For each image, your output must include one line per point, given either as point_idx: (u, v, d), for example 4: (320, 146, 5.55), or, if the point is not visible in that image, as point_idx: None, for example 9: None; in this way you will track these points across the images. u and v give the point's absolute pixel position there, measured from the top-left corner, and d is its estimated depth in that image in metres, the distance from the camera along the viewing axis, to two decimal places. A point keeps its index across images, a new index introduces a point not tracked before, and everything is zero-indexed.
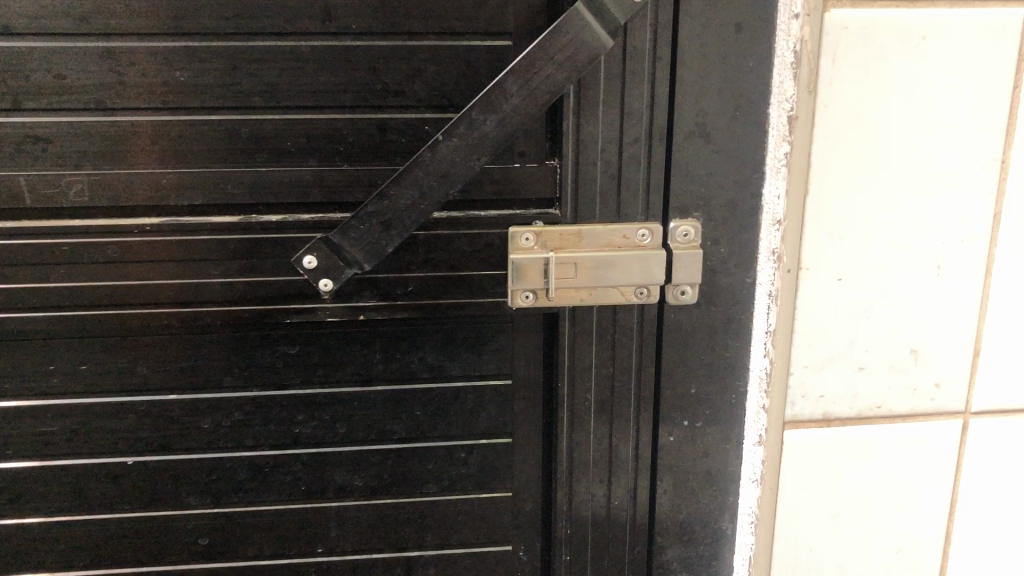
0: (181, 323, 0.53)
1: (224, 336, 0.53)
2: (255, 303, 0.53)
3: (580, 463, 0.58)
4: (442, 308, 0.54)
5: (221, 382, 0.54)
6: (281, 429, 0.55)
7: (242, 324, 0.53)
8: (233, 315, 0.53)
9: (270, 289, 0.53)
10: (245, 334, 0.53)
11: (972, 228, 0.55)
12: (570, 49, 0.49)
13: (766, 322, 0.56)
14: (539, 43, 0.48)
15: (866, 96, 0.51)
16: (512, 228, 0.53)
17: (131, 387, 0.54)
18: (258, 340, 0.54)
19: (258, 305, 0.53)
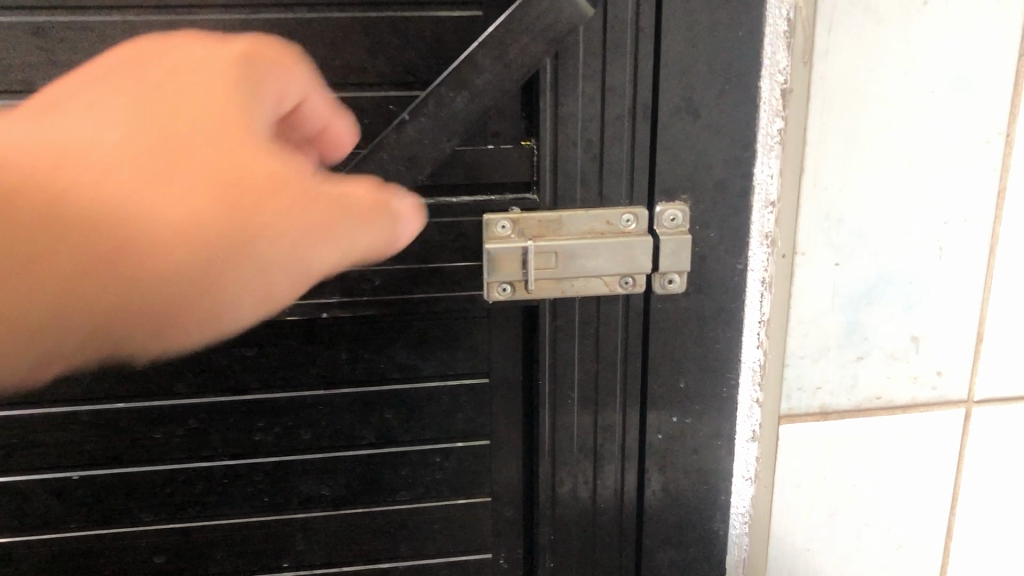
0: None
1: None
2: None
3: (563, 465, 0.54)
4: (413, 304, 0.50)
5: (173, 388, 0.50)
6: (242, 436, 0.51)
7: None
8: None
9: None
10: None
11: (975, 206, 0.51)
12: (548, 18, 0.44)
13: (760, 310, 0.53)
14: (513, 10, 0.44)
15: (865, 66, 0.48)
16: (487, 215, 0.49)
17: (73, 396, 0.49)
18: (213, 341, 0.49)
19: None
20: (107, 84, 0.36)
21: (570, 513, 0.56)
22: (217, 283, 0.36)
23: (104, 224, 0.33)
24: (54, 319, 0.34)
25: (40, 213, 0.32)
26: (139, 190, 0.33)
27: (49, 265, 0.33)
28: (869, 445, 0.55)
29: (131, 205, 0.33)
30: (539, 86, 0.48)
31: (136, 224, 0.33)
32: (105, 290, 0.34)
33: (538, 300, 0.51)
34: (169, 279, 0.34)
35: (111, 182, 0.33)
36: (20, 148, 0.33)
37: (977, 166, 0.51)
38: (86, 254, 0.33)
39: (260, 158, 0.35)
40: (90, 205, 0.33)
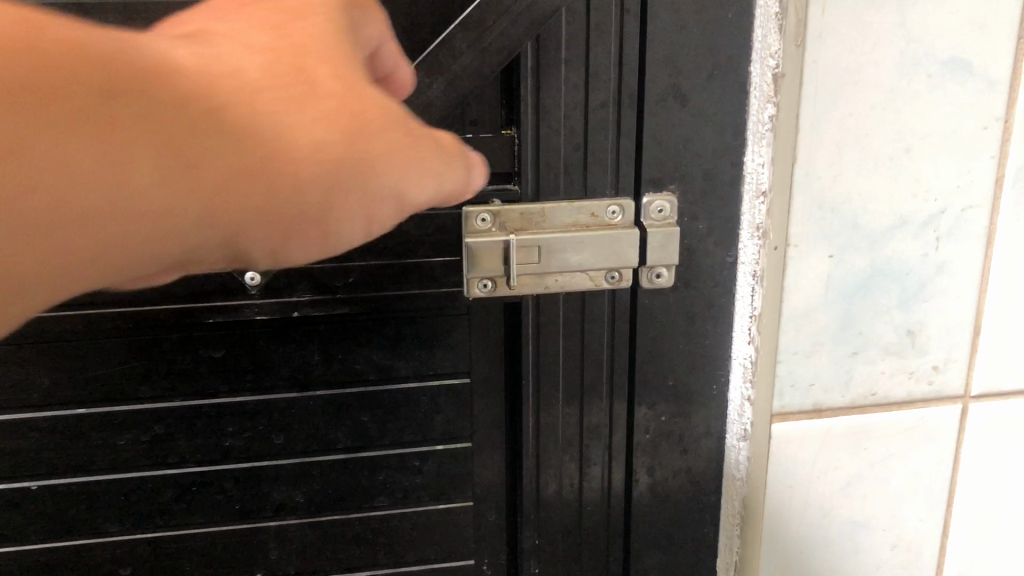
0: (87, 326, 0.46)
1: (138, 340, 0.46)
2: (171, 302, 0.46)
3: (548, 467, 0.52)
4: (389, 301, 0.48)
5: (138, 393, 0.47)
6: (210, 442, 0.49)
7: (157, 326, 0.46)
8: (147, 316, 0.46)
9: (188, 285, 0.46)
10: (163, 336, 0.47)
11: (974, 194, 0.50)
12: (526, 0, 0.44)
13: (750, 304, 0.51)
14: None
15: (860, 49, 0.46)
16: (466, 208, 0.47)
17: (31, 403, 0.47)
18: (177, 342, 0.47)
19: (176, 304, 0.46)
20: (238, 16, 0.32)
21: (556, 516, 0.54)
22: (340, 196, 0.31)
23: (247, 128, 0.28)
24: (156, 248, 0.28)
25: (170, 110, 0.26)
26: (274, 92, 0.29)
27: (198, 181, 0.27)
28: (863, 443, 0.53)
29: (273, 114, 0.29)
30: (520, 71, 0.45)
31: (256, 131, 0.28)
32: (246, 204, 0.29)
33: (521, 297, 0.49)
34: (302, 192, 0.30)
35: (251, 85, 0.29)
36: (103, 33, 0.26)
37: (975, 153, 0.49)
38: (227, 167, 0.28)
39: (357, 83, 0.32)
40: (214, 98, 0.28)
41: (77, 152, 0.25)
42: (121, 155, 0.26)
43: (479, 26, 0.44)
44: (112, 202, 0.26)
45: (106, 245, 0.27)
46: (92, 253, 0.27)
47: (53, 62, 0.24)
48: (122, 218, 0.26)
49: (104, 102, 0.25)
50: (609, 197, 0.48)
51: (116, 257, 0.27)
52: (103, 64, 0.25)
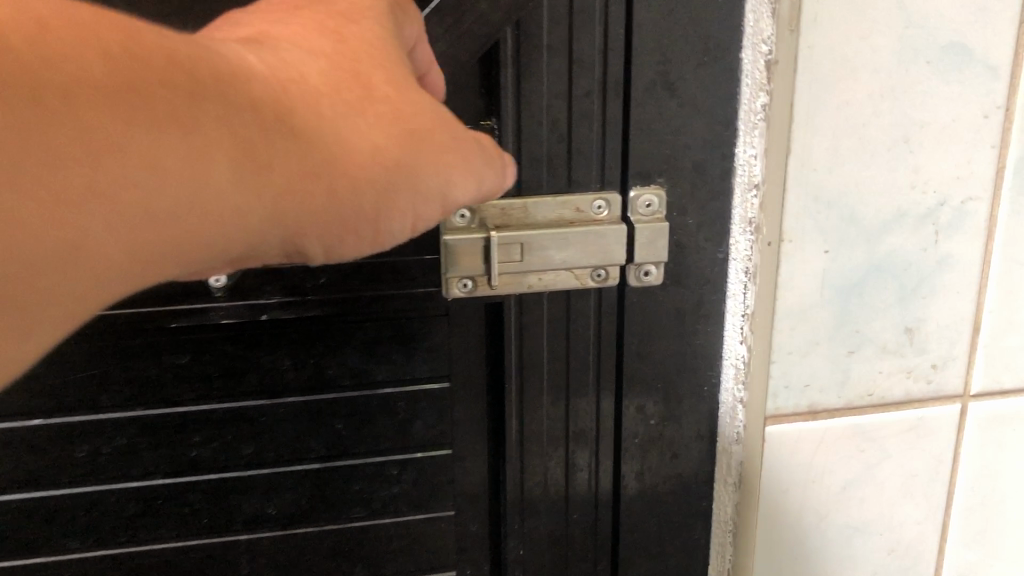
0: None
1: (95, 347, 0.43)
2: (130, 307, 0.43)
3: (533, 474, 0.50)
4: (363, 303, 0.45)
5: (97, 403, 0.44)
6: (177, 453, 0.46)
7: (118, 332, 0.43)
8: (104, 321, 0.43)
9: (150, 287, 0.43)
10: (122, 343, 0.44)
11: (974, 185, 0.48)
12: None
13: (742, 303, 0.49)
14: None
15: (857, 33, 0.43)
16: None
17: None
18: (140, 349, 0.44)
19: (134, 308, 0.43)
20: (288, 16, 0.33)
21: (541, 525, 0.51)
22: (395, 195, 0.32)
23: (309, 126, 0.29)
24: (229, 244, 0.28)
25: (251, 113, 0.27)
26: (335, 97, 0.30)
27: (274, 180, 0.28)
28: (861, 445, 0.51)
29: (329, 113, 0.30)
30: (499, 58, 0.43)
31: (324, 131, 0.29)
32: (314, 204, 0.29)
33: (502, 297, 0.46)
34: (363, 192, 0.31)
35: (314, 88, 0.30)
36: (176, 38, 0.27)
37: (976, 143, 0.47)
38: (298, 163, 0.29)
39: (406, 87, 0.32)
40: (287, 101, 0.28)
41: (168, 151, 0.25)
42: (209, 156, 0.26)
43: (456, 10, 0.42)
44: (196, 200, 0.26)
45: (187, 244, 0.27)
46: (175, 250, 0.27)
47: (150, 68, 0.25)
48: (203, 216, 0.27)
49: (191, 104, 0.26)
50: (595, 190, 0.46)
51: (195, 255, 0.28)
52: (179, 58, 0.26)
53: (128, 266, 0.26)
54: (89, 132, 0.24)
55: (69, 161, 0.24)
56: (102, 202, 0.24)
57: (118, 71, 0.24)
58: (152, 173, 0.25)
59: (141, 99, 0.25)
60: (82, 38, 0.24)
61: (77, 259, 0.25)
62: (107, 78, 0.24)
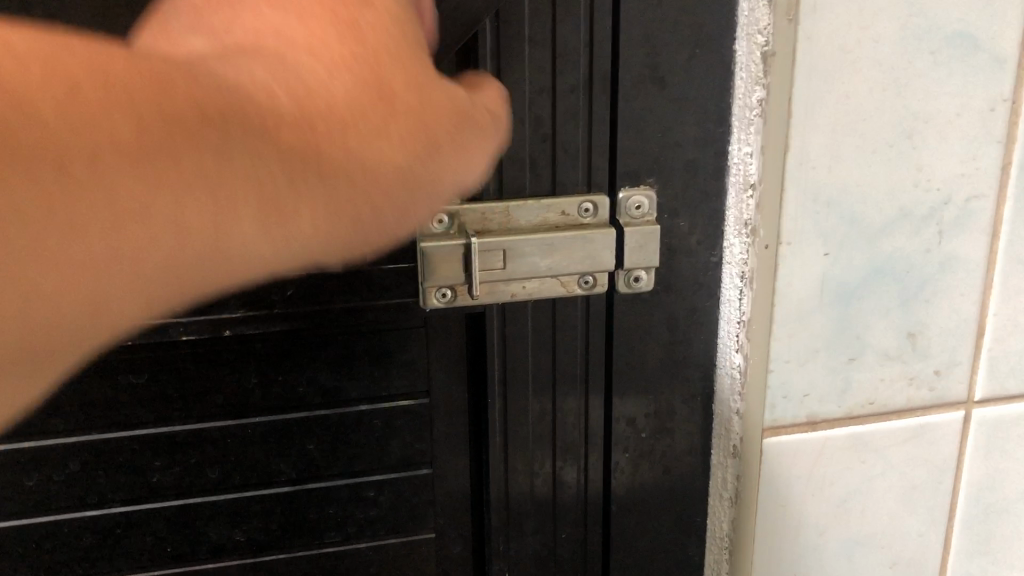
0: None
1: None
2: None
3: (517, 492, 0.47)
4: (334, 313, 0.42)
5: (48, 428, 0.41)
6: (135, 479, 0.43)
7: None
8: None
9: None
10: None
11: (978, 182, 0.45)
12: None
13: (737, 308, 0.46)
14: None
15: (858, 23, 0.41)
16: None
17: None
18: (93, 368, 0.41)
19: None
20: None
21: (527, 547, 0.49)
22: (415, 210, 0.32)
23: (330, 166, 0.28)
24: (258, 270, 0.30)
25: (270, 158, 0.27)
26: (358, 123, 0.28)
27: (296, 219, 0.28)
28: (861, 457, 0.48)
29: (354, 150, 0.29)
30: (478, 53, 0.39)
31: (338, 163, 0.28)
32: (335, 233, 0.30)
33: (485, 306, 0.43)
34: (382, 207, 0.30)
35: (335, 120, 0.28)
36: (199, 82, 0.26)
37: (979, 138, 0.45)
38: (321, 202, 0.29)
39: (429, 94, 0.30)
40: (304, 134, 0.27)
41: (187, 204, 0.26)
42: (225, 207, 0.27)
43: None
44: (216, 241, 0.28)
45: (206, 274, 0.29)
46: (204, 279, 0.29)
47: (173, 129, 0.25)
48: (224, 251, 0.28)
49: (212, 161, 0.26)
50: (581, 192, 0.43)
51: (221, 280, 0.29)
52: (204, 116, 0.26)
53: (150, 296, 0.28)
54: (111, 197, 0.25)
55: (92, 224, 0.25)
56: (123, 254, 0.26)
57: (143, 134, 0.25)
58: (169, 224, 0.26)
59: (160, 165, 0.25)
60: (109, 103, 0.24)
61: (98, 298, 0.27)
62: (131, 145, 0.25)
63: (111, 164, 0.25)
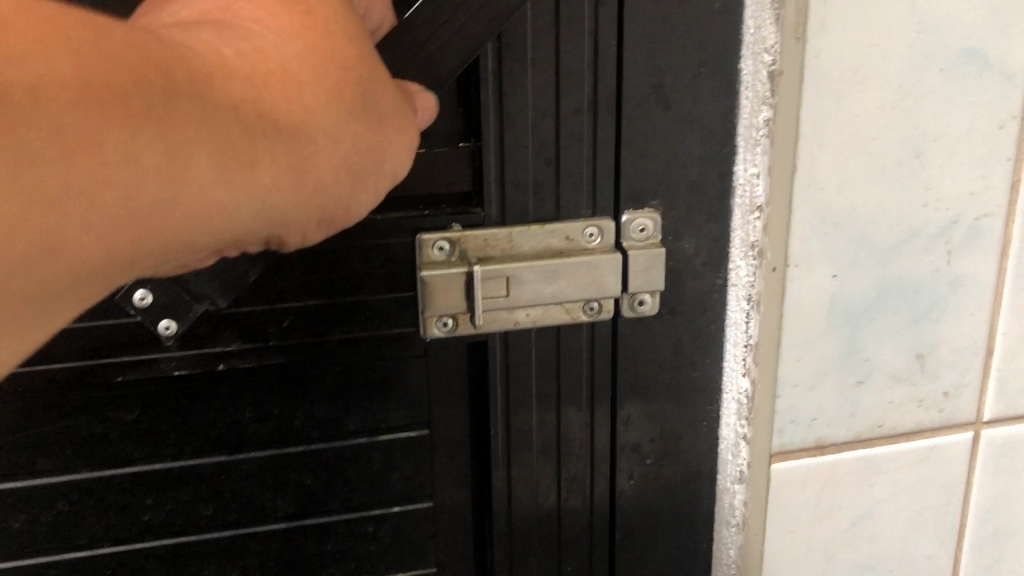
0: None
1: (31, 405, 0.39)
2: (69, 360, 0.39)
3: (522, 520, 0.46)
4: (332, 344, 0.41)
5: (34, 465, 0.40)
6: (125, 518, 0.41)
7: (55, 387, 0.39)
8: (41, 377, 0.38)
9: (91, 338, 0.38)
10: (63, 399, 0.39)
11: (988, 202, 0.44)
12: None
13: (744, 332, 0.44)
14: None
15: (867, 42, 0.40)
16: (421, 235, 0.40)
17: None
18: (81, 405, 0.40)
19: (74, 361, 0.39)
20: None
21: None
22: (365, 175, 0.30)
23: (287, 124, 0.26)
24: (209, 239, 0.26)
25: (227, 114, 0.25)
26: (315, 81, 0.27)
27: (256, 182, 0.26)
28: (870, 481, 0.48)
29: (313, 111, 0.27)
30: (478, 77, 0.38)
31: (303, 128, 0.27)
32: (293, 198, 0.28)
33: (488, 335, 0.42)
34: (336, 181, 0.29)
35: (289, 76, 0.26)
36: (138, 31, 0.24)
37: (990, 156, 0.44)
38: (278, 163, 0.26)
39: (375, 68, 0.29)
40: (261, 93, 0.26)
41: (140, 157, 0.23)
42: (183, 163, 0.24)
43: (431, 22, 0.36)
44: (168, 195, 0.24)
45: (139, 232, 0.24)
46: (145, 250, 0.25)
47: (124, 66, 0.23)
48: (177, 214, 0.25)
49: (168, 101, 0.23)
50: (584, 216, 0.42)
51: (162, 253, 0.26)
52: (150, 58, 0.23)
53: (87, 263, 0.24)
54: (65, 133, 0.22)
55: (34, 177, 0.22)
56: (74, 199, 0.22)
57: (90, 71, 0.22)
58: (119, 174, 0.23)
59: (115, 97, 0.22)
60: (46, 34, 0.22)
61: (48, 253, 0.23)
62: (81, 79, 0.22)
63: (60, 98, 0.22)
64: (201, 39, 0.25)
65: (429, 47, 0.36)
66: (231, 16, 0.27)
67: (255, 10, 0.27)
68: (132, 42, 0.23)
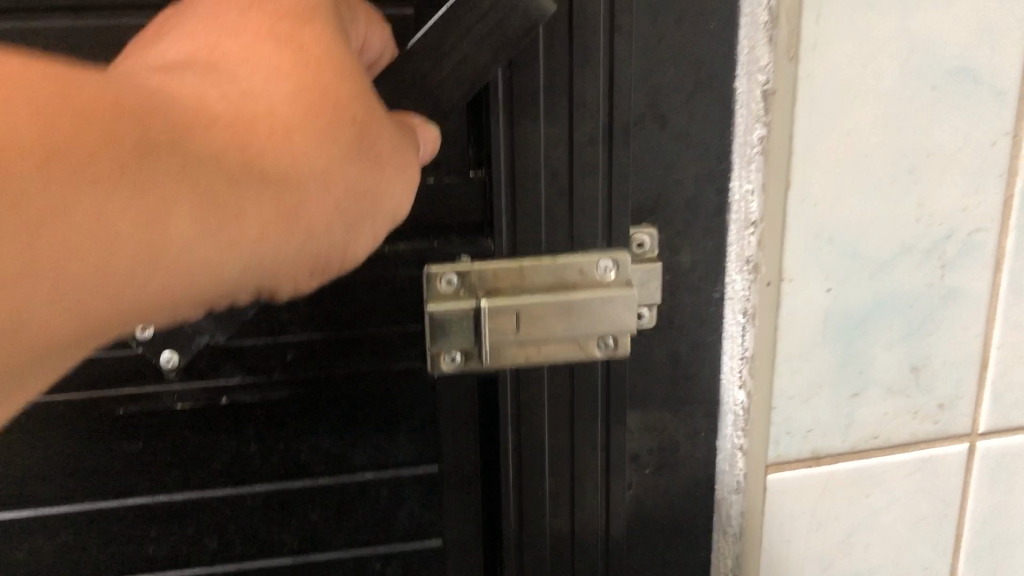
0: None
1: (52, 441, 0.43)
2: (86, 395, 0.43)
3: (533, 540, 0.46)
4: (335, 380, 0.45)
5: (50, 496, 0.44)
6: (152, 538, 0.46)
7: (72, 421, 0.43)
8: (60, 411, 0.43)
9: (107, 376, 0.43)
10: (81, 433, 0.44)
11: (980, 216, 0.45)
12: (495, 19, 0.37)
13: (740, 344, 0.46)
14: (448, 12, 0.37)
15: (858, 60, 0.41)
16: (429, 267, 0.42)
17: None
18: (96, 440, 0.44)
19: (89, 397, 0.43)
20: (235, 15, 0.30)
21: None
22: (358, 215, 0.31)
23: (273, 171, 0.27)
24: (197, 292, 0.27)
25: (209, 166, 0.26)
26: (300, 126, 0.28)
27: (244, 234, 0.27)
28: (866, 493, 0.48)
29: (299, 155, 0.28)
30: (488, 104, 0.40)
31: (291, 172, 0.28)
32: (284, 248, 0.28)
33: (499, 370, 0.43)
34: (327, 226, 0.30)
35: (275, 121, 0.28)
36: (117, 87, 0.25)
37: (983, 173, 0.44)
38: (267, 212, 0.27)
39: (362, 104, 0.30)
40: (247, 141, 0.27)
41: (121, 213, 0.24)
42: (166, 218, 0.25)
43: (435, 52, 0.37)
44: (154, 247, 0.25)
45: (133, 297, 0.26)
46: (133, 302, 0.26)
47: (100, 122, 0.24)
48: (164, 267, 0.26)
49: (146, 157, 0.24)
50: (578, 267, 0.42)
51: (152, 306, 0.27)
52: (125, 113, 0.24)
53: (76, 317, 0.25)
54: (59, 200, 0.23)
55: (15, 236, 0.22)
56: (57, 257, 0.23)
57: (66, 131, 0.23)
58: (101, 230, 0.24)
59: (91, 155, 0.23)
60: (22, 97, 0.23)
61: (37, 308, 0.24)
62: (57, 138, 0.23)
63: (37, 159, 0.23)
64: (186, 88, 0.27)
65: (432, 76, 0.37)
66: (215, 62, 0.29)
67: (241, 57, 0.29)
68: (106, 98, 0.24)
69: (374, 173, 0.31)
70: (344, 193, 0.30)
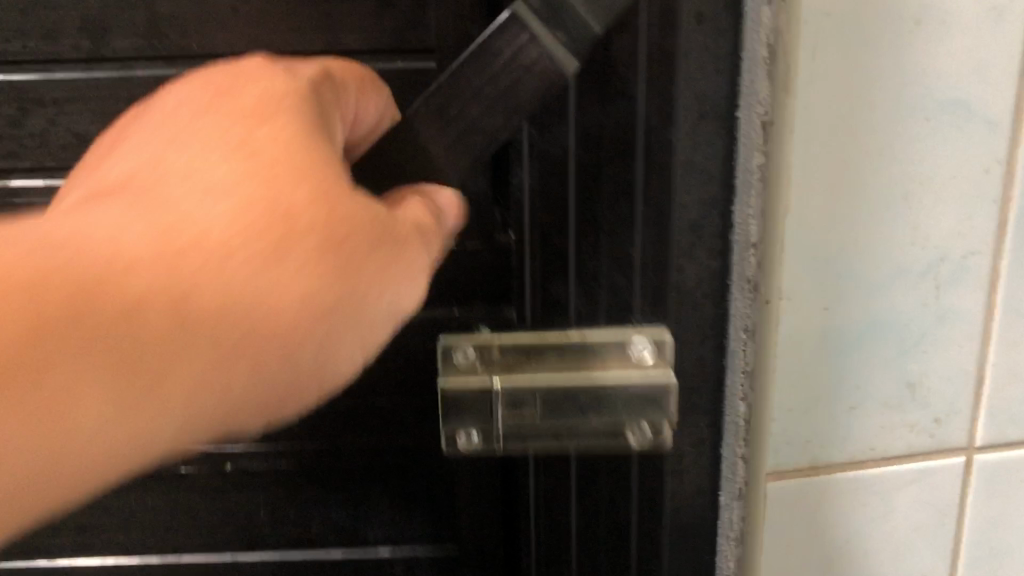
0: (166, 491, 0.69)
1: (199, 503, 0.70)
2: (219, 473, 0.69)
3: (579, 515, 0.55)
4: (380, 459, 0.68)
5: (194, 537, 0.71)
6: (286, 505, 0.70)
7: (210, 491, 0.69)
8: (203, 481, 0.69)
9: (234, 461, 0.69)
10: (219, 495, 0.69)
11: (974, 241, 0.47)
12: (511, 67, 0.42)
13: (740, 360, 0.48)
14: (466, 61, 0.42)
15: (851, 94, 0.44)
16: (449, 342, 0.53)
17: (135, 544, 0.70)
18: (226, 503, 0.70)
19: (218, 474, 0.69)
20: (201, 116, 0.38)
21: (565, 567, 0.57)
22: (341, 317, 0.38)
23: (247, 304, 0.35)
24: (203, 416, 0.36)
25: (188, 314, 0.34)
26: (270, 254, 0.35)
27: (227, 359, 0.35)
28: (861, 502, 0.51)
29: (269, 284, 0.35)
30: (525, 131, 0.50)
31: (263, 298, 0.35)
32: (266, 368, 0.36)
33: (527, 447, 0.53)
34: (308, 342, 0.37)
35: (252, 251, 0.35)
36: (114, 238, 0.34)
37: (978, 198, 0.47)
38: (246, 342, 0.35)
39: (341, 210, 0.37)
40: (226, 282, 0.34)
41: (117, 364, 0.33)
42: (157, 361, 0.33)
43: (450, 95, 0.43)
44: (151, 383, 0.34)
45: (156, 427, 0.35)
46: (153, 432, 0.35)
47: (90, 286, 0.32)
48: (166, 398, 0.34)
49: (132, 315, 0.33)
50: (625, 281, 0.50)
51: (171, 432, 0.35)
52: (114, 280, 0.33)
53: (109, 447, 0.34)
54: (68, 364, 0.32)
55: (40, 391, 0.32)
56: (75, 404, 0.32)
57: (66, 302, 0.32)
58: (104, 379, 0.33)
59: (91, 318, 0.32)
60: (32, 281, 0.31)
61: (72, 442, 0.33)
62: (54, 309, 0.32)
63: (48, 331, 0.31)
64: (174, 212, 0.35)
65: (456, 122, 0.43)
66: (164, 166, 0.37)
67: (198, 153, 0.37)
68: (103, 263, 0.33)
69: (351, 285, 0.37)
70: (320, 309, 0.37)
